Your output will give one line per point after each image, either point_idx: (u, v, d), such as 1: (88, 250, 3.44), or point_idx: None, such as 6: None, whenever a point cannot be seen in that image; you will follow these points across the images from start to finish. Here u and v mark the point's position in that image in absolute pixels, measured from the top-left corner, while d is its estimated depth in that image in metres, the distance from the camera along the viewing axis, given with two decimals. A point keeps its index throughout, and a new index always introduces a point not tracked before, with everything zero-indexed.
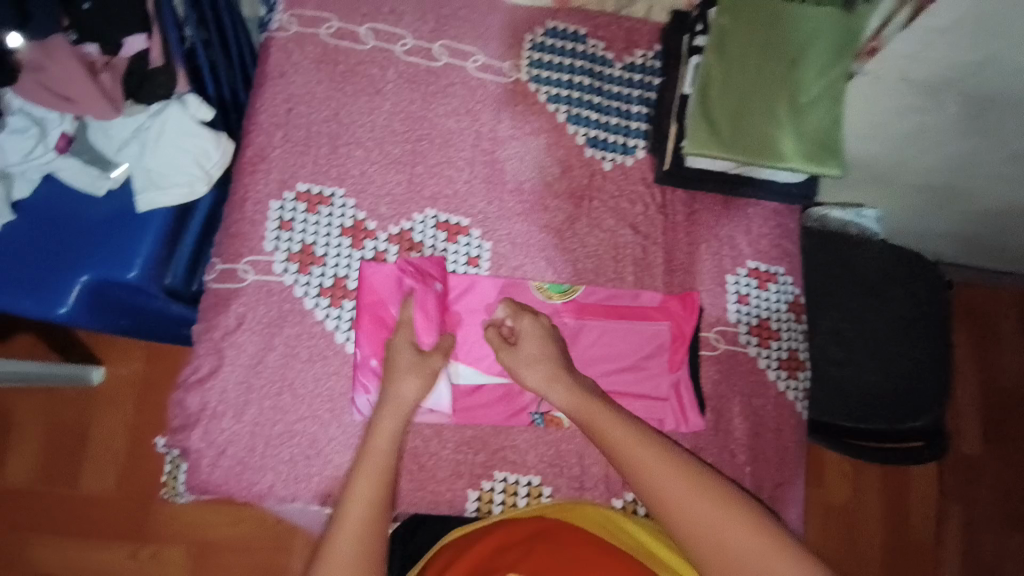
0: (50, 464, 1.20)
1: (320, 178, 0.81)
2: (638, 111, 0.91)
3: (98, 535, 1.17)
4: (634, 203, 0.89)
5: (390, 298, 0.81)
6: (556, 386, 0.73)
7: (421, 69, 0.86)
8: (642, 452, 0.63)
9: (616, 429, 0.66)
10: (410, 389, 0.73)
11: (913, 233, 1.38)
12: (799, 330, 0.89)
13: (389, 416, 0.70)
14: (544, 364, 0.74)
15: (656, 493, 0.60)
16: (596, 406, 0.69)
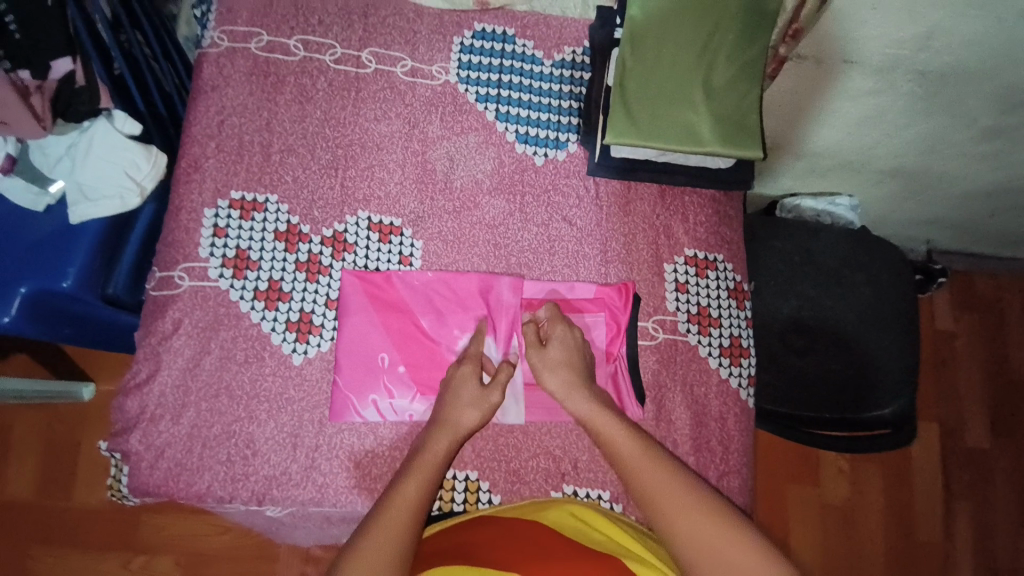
0: (45, 476, 1.22)
1: (253, 185, 0.84)
2: (569, 106, 0.92)
3: (89, 544, 1.19)
4: (568, 196, 0.89)
5: (419, 308, 0.82)
6: (576, 396, 0.75)
7: (351, 76, 0.89)
8: (654, 471, 0.67)
9: (630, 445, 0.70)
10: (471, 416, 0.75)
11: (882, 217, 1.36)
12: (741, 318, 0.87)
13: (441, 438, 0.73)
14: (574, 377, 0.77)
15: (664, 505, 0.65)
16: (613, 422, 0.73)
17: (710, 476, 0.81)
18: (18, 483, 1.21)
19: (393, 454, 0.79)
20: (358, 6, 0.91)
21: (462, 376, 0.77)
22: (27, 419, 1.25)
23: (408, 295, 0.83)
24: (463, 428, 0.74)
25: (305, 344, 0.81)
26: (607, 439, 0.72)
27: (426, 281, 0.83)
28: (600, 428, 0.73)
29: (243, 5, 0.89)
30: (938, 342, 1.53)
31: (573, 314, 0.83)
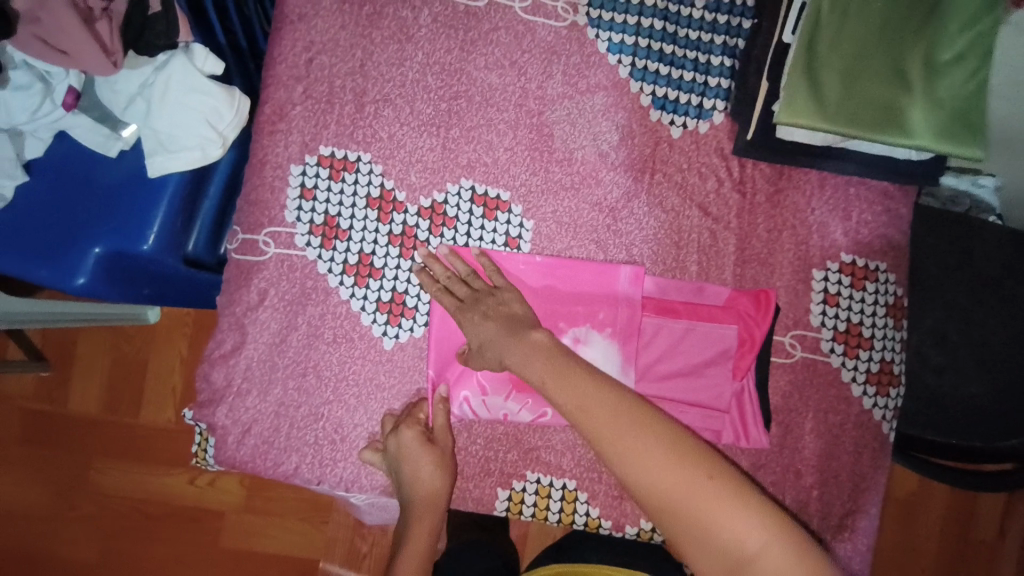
0: (113, 402, 1.07)
1: (344, 141, 0.73)
2: (719, 64, 0.75)
3: (156, 463, 1.06)
4: (705, 178, 0.74)
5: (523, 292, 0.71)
6: (481, 326, 0.64)
7: (459, 11, 0.74)
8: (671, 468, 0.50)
9: (571, 395, 0.56)
10: (438, 476, 0.68)
11: None
12: (896, 339, 0.74)
13: (422, 516, 0.68)
14: (496, 330, 0.63)
15: (664, 486, 0.49)
16: (606, 401, 0.55)
17: (832, 513, 0.72)
18: (85, 405, 1.07)
19: (486, 454, 0.73)
20: None
21: (403, 446, 0.67)
22: (92, 341, 1.08)
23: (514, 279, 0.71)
24: (439, 494, 0.68)
25: (396, 328, 0.73)
26: (612, 439, 0.53)
27: (535, 264, 0.72)
28: (603, 424, 0.53)
29: None
30: None
31: (701, 323, 0.72)
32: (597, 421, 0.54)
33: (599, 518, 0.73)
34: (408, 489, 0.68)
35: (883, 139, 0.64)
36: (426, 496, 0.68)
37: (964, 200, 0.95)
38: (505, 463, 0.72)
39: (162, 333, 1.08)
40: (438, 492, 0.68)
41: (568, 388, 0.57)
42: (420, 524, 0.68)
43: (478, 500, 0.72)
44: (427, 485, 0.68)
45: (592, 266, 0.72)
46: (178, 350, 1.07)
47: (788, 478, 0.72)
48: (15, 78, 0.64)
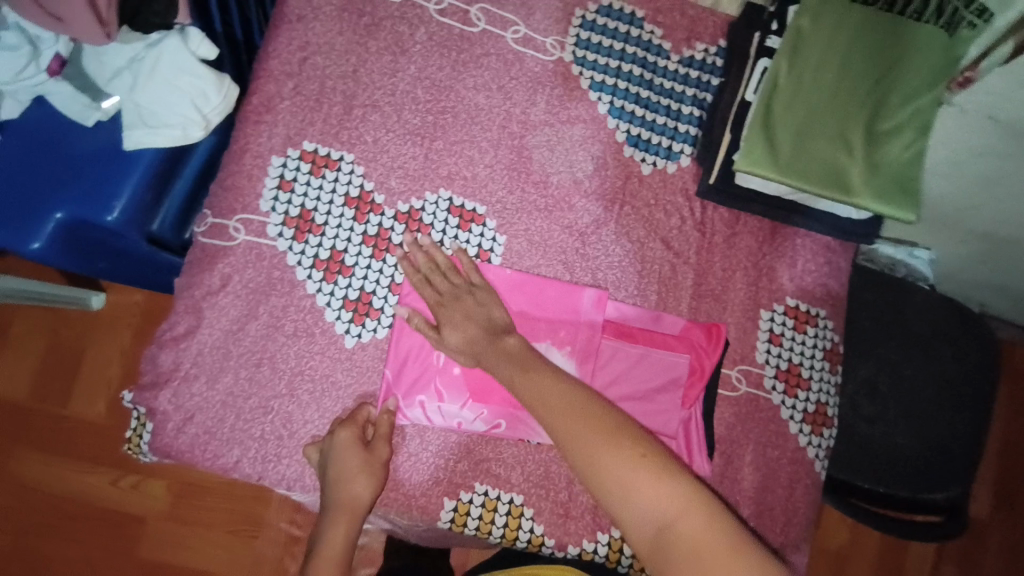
0: (42, 387, 1.00)
1: (329, 139, 0.74)
2: (689, 112, 0.82)
3: (78, 458, 0.99)
4: (670, 214, 0.79)
5: None
6: (457, 329, 0.67)
7: (454, 33, 0.78)
8: (630, 473, 0.52)
9: (538, 386, 0.61)
10: (362, 489, 0.68)
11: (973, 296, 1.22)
12: (831, 383, 0.79)
13: (340, 521, 0.69)
14: (475, 331, 0.67)
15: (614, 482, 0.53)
16: (572, 407, 0.59)
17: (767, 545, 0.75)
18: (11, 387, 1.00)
19: (437, 463, 0.72)
20: None
21: (339, 449, 0.67)
22: (32, 321, 1.02)
23: None
24: (362, 503, 0.69)
25: (359, 328, 0.72)
26: (577, 446, 0.56)
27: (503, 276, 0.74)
28: (567, 430, 0.57)
29: None
30: None
31: (655, 350, 0.75)
32: (564, 428, 0.57)
33: (543, 536, 0.73)
34: (332, 492, 0.68)
35: (827, 195, 0.71)
36: (348, 504, 0.69)
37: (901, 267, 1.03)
38: (454, 473, 0.72)
39: (109, 319, 1.02)
40: (361, 502, 0.69)
41: (542, 397, 0.61)
42: (338, 530, 0.69)
43: (423, 510, 0.71)
44: (350, 495, 0.68)
45: (559, 285, 0.75)
46: (119, 338, 1.02)
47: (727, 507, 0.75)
48: (3, 38, 0.64)
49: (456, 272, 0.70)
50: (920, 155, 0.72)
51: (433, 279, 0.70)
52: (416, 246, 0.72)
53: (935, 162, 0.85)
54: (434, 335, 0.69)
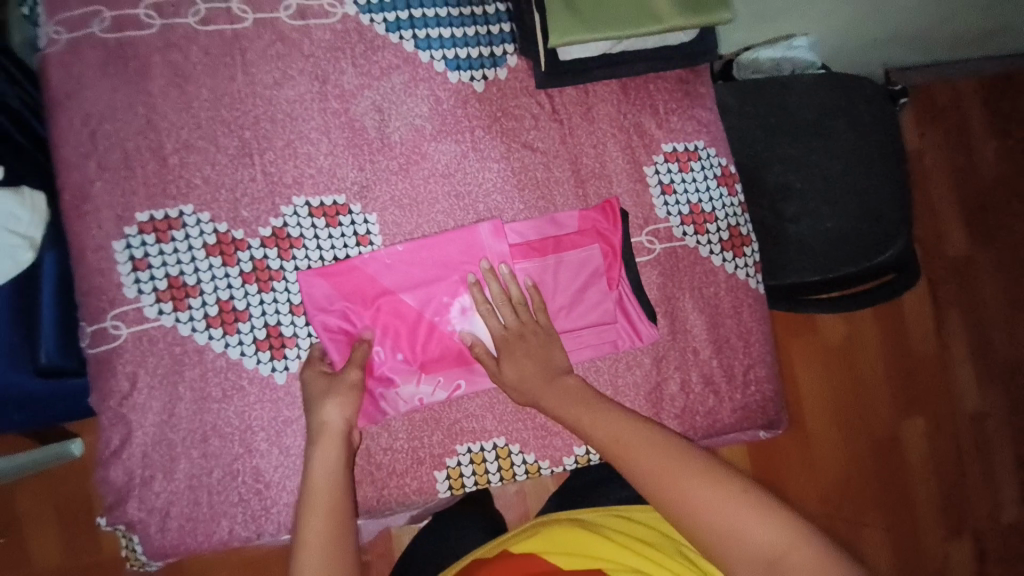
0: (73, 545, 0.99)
1: (159, 200, 0.70)
2: (496, 11, 0.78)
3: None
4: (522, 118, 0.77)
5: (401, 288, 0.73)
6: (522, 356, 0.70)
7: (228, 37, 0.72)
8: (656, 456, 0.60)
9: (588, 413, 0.66)
10: (330, 411, 0.66)
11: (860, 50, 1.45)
12: (734, 203, 0.81)
13: (323, 450, 0.65)
14: (534, 368, 0.70)
15: (676, 490, 0.57)
16: (608, 417, 0.65)
17: (735, 372, 0.79)
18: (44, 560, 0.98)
19: (412, 444, 0.74)
20: None
21: (314, 378, 0.69)
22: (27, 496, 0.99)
23: (382, 281, 0.73)
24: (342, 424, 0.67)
25: (284, 360, 0.71)
26: (648, 470, 0.59)
27: (397, 255, 0.73)
28: (627, 449, 0.61)
29: None
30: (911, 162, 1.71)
31: (564, 253, 0.75)
32: (616, 447, 0.62)
33: (537, 462, 0.76)
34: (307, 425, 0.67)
35: (636, 33, 0.67)
36: (324, 428, 0.66)
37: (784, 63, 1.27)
38: (433, 445, 0.74)
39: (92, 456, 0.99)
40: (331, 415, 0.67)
41: (573, 415, 0.67)
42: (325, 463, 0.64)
43: (419, 490, 0.73)
44: (319, 416, 0.67)
45: (451, 237, 0.74)
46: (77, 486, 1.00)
47: (687, 357, 0.78)
48: None
49: (518, 287, 0.72)
50: None
51: (494, 314, 0.71)
52: (492, 276, 0.71)
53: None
54: (493, 365, 0.71)
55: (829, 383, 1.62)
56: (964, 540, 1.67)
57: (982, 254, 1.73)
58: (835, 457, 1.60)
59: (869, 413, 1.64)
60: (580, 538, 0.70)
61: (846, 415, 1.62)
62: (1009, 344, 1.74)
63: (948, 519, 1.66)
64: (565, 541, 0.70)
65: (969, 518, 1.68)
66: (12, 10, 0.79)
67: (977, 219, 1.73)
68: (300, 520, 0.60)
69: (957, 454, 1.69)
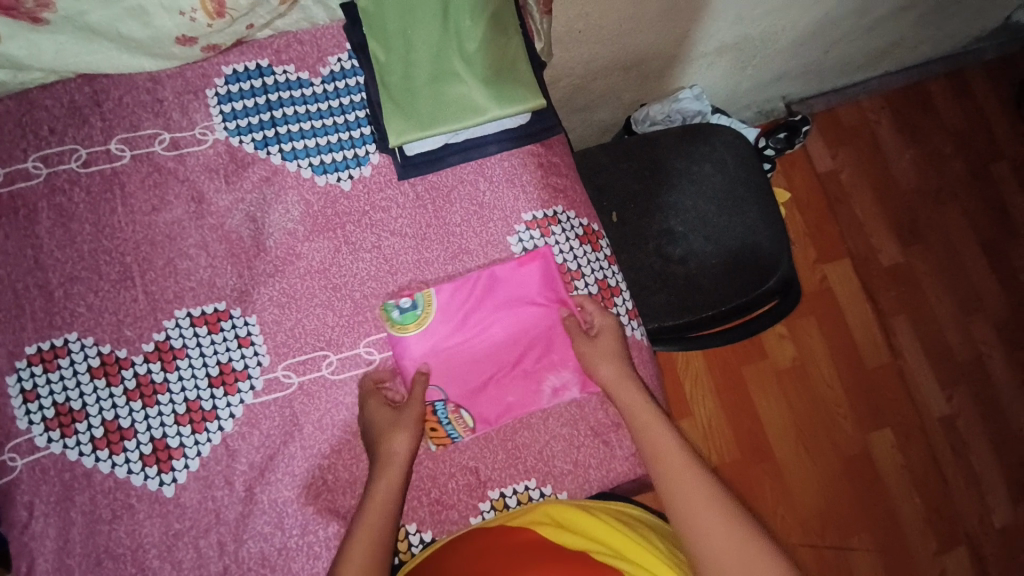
0: None
1: (45, 332, 0.75)
2: (356, 117, 0.86)
3: None
4: (389, 208, 0.84)
5: (523, 294, 0.81)
6: (621, 382, 0.77)
7: (108, 175, 0.80)
8: (710, 508, 0.67)
9: (661, 441, 0.73)
10: (402, 444, 0.72)
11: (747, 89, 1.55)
12: (599, 258, 0.86)
13: (384, 475, 0.71)
14: (627, 379, 0.77)
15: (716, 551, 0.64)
16: (679, 457, 0.72)
17: None
18: None
19: (306, 540, 0.74)
20: (85, 96, 0.81)
21: (373, 399, 0.76)
22: None
23: (506, 290, 0.81)
24: (403, 457, 0.72)
25: (171, 472, 0.73)
26: (695, 515, 0.67)
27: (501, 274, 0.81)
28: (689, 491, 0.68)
29: None
30: (830, 181, 1.78)
31: (523, 304, 0.81)
32: (677, 487, 0.69)
33: (435, 539, 0.77)
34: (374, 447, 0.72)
35: (462, 127, 0.74)
36: (389, 456, 0.72)
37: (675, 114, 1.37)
38: (329, 539, 0.74)
39: None
40: (392, 447, 0.72)
41: (648, 441, 0.74)
42: (377, 497, 0.70)
43: None
44: (385, 443, 0.72)
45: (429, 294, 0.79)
46: None
47: (573, 411, 0.82)
48: None
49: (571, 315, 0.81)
50: (521, 49, 0.78)
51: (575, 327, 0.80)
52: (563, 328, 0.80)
53: (611, 51, 1.15)
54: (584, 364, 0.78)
55: (788, 407, 1.61)
56: (961, 552, 1.60)
57: (917, 258, 1.76)
58: (809, 481, 1.57)
59: (836, 432, 1.62)
60: (571, 515, 0.75)
61: (812, 436, 1.60)
62: (965, 344, 1.74)
63: (939, 532, 1.60)
64: (562, 518, 0.74)
65: (962, 529, 1.62)
66: None
67: (905, 225, 1.78)
68: (341, 558, 0.66)
69: (936, 463, 1.65)
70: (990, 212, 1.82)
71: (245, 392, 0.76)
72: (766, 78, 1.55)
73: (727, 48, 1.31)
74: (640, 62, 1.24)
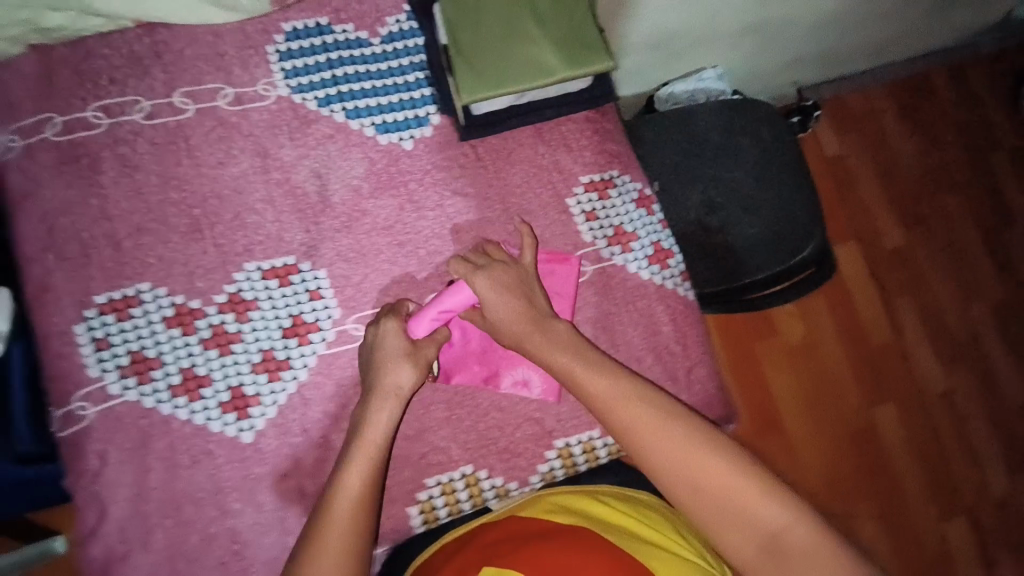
0: None
1: (116, 282, 0.75)
2: (416, 78, 0.87)
3: None
4: (451, 168, 0.85)
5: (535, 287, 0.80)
6: (531, 329, 0.70)
7: (172, 128, 0.79)
8: (681, 447, 0.63)
9: (604, 386, 0.67)
10: (390, 409, 0.68)
11: (765, 70, 1.59)
12: (654, 222, 0.89)
13: (379, 406, 0.69)
14: (519, 310, 0.71)
15: (697, 484, 0.62)
16: (634, 399, 0.66)
17: (678, 374, 0.86)
18: None
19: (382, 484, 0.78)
20: (145, 48, 0.80)
21: (385, 332, 0.72)
22: None
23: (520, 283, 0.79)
24: (404, 392, 0.70)
25: (248, 420, 0.75)
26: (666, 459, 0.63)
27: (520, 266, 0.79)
28: (655, 435, 0.64)
29: (21, 93, 0.78)
30: (838, 164, 1.84)
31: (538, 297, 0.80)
32: (644, 439, 0.64)
33: (505, 484, 0.81)
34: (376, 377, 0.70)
35: (525, 89, 0.76)
36: (391, 387, 0.69)
37: (698, 94, 1.42)
38: (403, 483, 0.78)
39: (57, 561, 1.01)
40: (407, 375, 0.70)
41: (595, 394, 0.67)
42: (376, 430, 0.67)
43: (394, 528, 0.78)
44: (394, 371, 0.70)
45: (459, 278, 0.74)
46: None
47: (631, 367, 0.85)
48: None
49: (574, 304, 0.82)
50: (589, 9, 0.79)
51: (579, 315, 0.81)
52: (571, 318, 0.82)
53: (649, 24, 1.17)
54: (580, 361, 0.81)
55: (797, 384, 1.69)
56: (954, 515, 1.71)
57: (918, 240, 1.85)
58: (818, 450, 1.66)
59: (842, 404, 1.70)
60: (571, 499, 0.75)
61: (820, 408, 1.68)
62: (960, 321, 1.83)
63: (935, 495, 1.71)
64: (564, 502, 0.74)
65: (953, 491, 1.73)
66: None
67: (907, 208, 1.86)
68: (324, 505, 0.63)
69: (933, 432, 1.75)
70: (984, 195, 1.91)
71: (317, 343, 0.78)
72: (784, 60, 1.59)
73: (754, 26, 1.34)
74: (672, 36, 1.27)
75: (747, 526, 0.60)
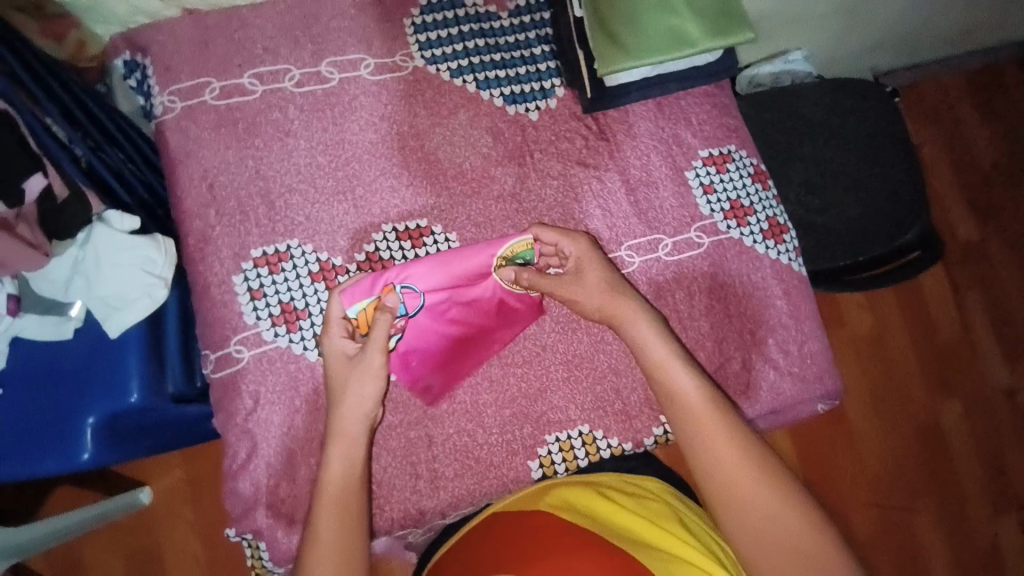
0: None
1: (269, 238, 0.80)
2: (541, 51, 0.90)
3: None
4: (573, 139, 0.88)
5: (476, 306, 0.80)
6: (620, 314, 0.74)
7: (319, 95, 0.84)
8: (733, 458, 0.66)
9: (680, 379, 0.71)
10: (355, 447, 0.69)
11: (850, 57, 1.57)
12: (769, 196, 0.90)
13: (340, 443, 0.68)
14: (602, 293, 0.75)
15: (738, 491, 0.65)
16: (706, 400, 0.69)
17: (789, 347, 0.88)
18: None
19: (506, 437, 0.82)
20: (295, 18, 0.85)
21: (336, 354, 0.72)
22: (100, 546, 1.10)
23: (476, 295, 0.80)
24: (370, 417, 0.70)
25: None
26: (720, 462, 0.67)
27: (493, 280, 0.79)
28: (714, 436, 0.67)
29: (180, 58, 0.83)
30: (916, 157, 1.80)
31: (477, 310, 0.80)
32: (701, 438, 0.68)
33: (621, 445, 0.85)
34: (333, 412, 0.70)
35: (662, 60, 0.78)
36: (352, 416, 0.69)
37: (783, 76, 1.38)
38: (525, 438, 0.83)
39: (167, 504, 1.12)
40: (371, 408, 0.70)
41: (668, 383, 0.71)
42: (345, 462, 0.67)
43: (516, 479, 0.82)
44: (360, 398, 0.69)
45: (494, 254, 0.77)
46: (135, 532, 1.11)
47: (745, 338, 0.87)
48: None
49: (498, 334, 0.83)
50: None
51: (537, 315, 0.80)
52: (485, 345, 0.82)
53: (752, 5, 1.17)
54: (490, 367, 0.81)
55: (863, 379, 1.67)
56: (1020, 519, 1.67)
57: (998, 236, 1.80)
58: (879, 449, 1.63)
59: (910, 402, 1.67)
60: (582, 496, 0.75)
61: (886, 405, 1.66)
62: None
63: (1004, 500, 1.67)
64: (574, 498, 0.75)
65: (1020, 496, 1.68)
66: (121, 83, 0.88)
67: (988, 202, 1.81)
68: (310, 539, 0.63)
69: (1005, 435, 1.71)
70: None
71: None
72: (869, 48, 1.56)
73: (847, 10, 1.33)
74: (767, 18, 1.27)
75: (795, 558, 0.62)
